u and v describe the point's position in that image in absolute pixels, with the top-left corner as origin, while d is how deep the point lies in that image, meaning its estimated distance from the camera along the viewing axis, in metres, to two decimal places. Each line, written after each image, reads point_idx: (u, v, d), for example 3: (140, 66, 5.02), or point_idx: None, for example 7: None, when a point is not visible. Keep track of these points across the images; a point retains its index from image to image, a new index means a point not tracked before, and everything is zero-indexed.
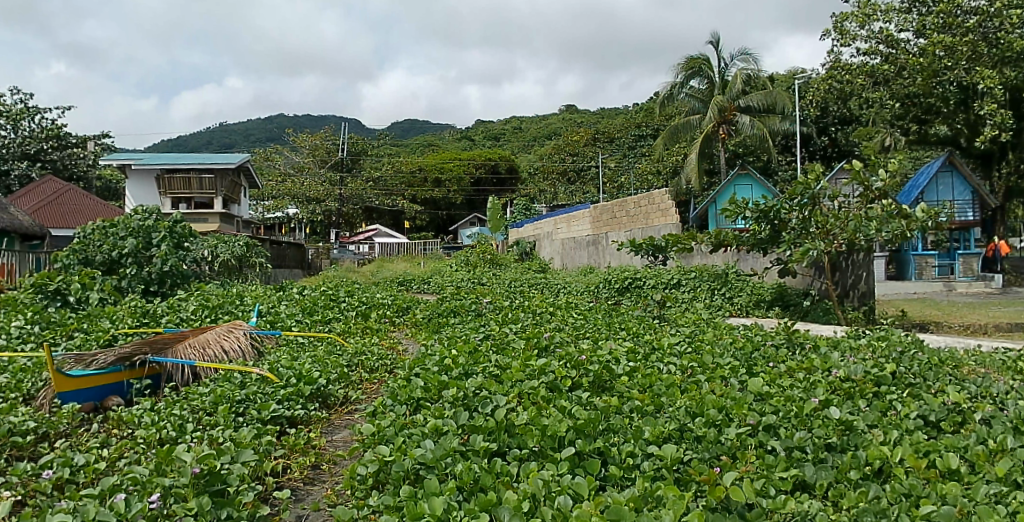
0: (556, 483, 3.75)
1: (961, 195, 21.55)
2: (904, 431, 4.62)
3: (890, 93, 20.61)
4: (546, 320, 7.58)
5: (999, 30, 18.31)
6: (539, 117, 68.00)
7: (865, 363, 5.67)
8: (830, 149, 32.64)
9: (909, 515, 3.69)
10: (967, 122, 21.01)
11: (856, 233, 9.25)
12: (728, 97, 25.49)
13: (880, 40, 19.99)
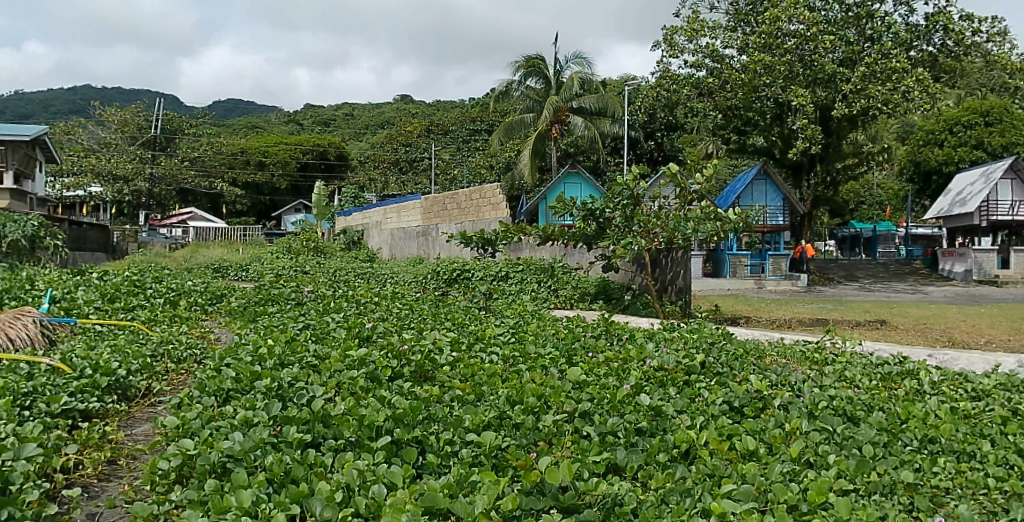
0: (372, 472, 3.72)
1: (773, 202, 23.29)
2: (710, 416, 4.99)
3: (714, 104, 22.30)
4: (371, 310, 7.53)
5: (813, 53, 20.38)
6: (372, 105, 69.10)
7: (678, 353, 6.02)
8: (656, 153, 34.73)
9: (711, 494, 4.07)
10: (781, 135, 22.24)
11: (675, 232, 9.90)
12: (562, 97, 26.35)
13: (706, 54, 21.55)
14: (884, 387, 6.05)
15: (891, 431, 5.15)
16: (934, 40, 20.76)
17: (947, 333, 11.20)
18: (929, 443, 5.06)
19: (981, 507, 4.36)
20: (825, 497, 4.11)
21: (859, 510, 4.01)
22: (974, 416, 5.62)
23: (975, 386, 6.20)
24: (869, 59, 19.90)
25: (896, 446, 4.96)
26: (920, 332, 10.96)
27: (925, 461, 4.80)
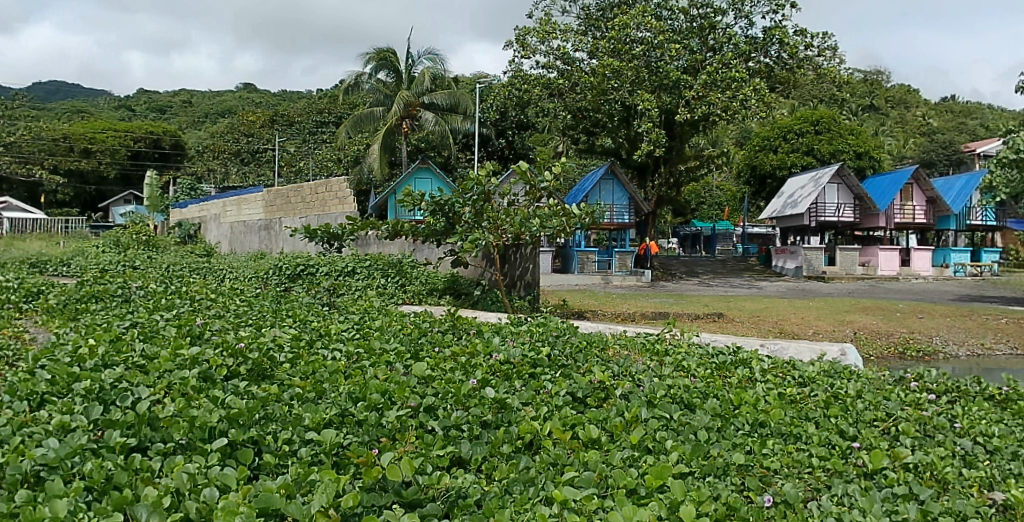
0: (203, 475, 3.57)
1: (620, 200, 25.92)
2: (554, 407, 5.19)
3: (563, 105, 23.16)
4: (207, 307, 7.21)
5: (659, 60, 21.49)
6: (212, 94, 66.74)
7: (524, 346, 6.21)
8: (507, 151, 35.65)
9: (554, 482, 4.25)
10: (627, 137, 23.86)
11: (522, 228, 10.25)
12: (412, 92, 27.84)
13: (557, 56, 22.30)
14: (719, 376, 6.48)
15: (724, 417, 5.52)
16: (770, 52, 22.36)
17: (778, 325, 12.19)
18: (760, 427, 5.48)
19: (803, 484, 4.80)
20: (661, 480, 4.38)
21: (692, 491, 4.31)
22: (800, 401, 6.12)
23: (801, 372, 6.74)
24: (711, 68, 21.25)
25: (729, 430, 5.34)
26: (753, 324, 11.87)
27: (755, 444, 5.22)
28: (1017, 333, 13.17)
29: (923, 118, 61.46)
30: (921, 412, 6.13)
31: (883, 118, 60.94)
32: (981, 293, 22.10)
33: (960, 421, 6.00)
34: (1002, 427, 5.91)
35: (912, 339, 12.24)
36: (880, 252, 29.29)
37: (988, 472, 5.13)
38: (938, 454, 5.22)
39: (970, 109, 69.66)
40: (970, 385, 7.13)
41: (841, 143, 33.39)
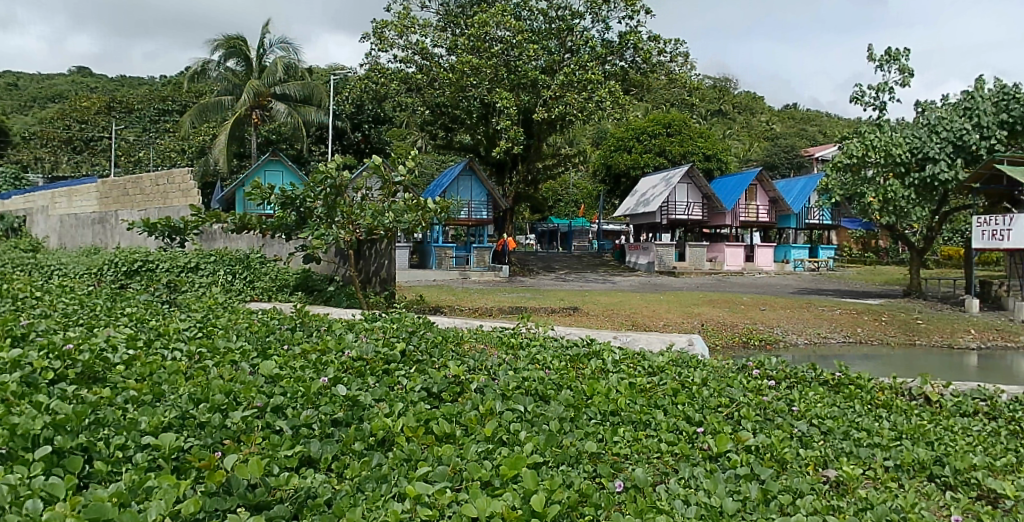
0: (25, 486, 3.29)
1: (478, 196, 26.39)
2: (408, 403, 5.21)
3: (421, 100, 23.22)
4: (28, 306, 6.65)
5: (517, 59, 21.94)
6: (39, 76, 61.94)
7: (378, 342, 6.20)
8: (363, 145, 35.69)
9: (407, 477, 4.28)
10: (486, 134, 24.17)
11: (375, 222, 10.38)
12: (265, 82, 27.82)
13: (416, 51, 22.67)
14: (573, 367, 6.67)
15: (577, 407, 5.69)
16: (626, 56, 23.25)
17: (630, 317, 12.75)
18: (612, 415, 5.69)
19: (652, 468, 5.09)
20: (515, 471, 4.48)
21: (543, 481, 4.45)
22: (650, 389, 6.39)
23: (651, 363, 7.03)
24: (568, 69, 21.99)
25: (582, 419, 5.51)
26: (607, 317, 12.35)
27: (608, 431, 5.43)
28: (847, 323, 14.37)
29: (767, 124, 66.19)
30: (762, 397, 6.57)
31: (732, 123, 65.12)
32: (817, 286, 24.06)
33: (796, 405, 6.46)
34: (834, 409, 6.43)
35: (755, 330, 13.11)
36: (727, 249, 31.15)
37: (821, 452, 5.60)
38: (778, 436, 5.65)
39: (808, 116, 75.70)
40: (807, 370, 7.68)
41: (692, 145, 35.30)
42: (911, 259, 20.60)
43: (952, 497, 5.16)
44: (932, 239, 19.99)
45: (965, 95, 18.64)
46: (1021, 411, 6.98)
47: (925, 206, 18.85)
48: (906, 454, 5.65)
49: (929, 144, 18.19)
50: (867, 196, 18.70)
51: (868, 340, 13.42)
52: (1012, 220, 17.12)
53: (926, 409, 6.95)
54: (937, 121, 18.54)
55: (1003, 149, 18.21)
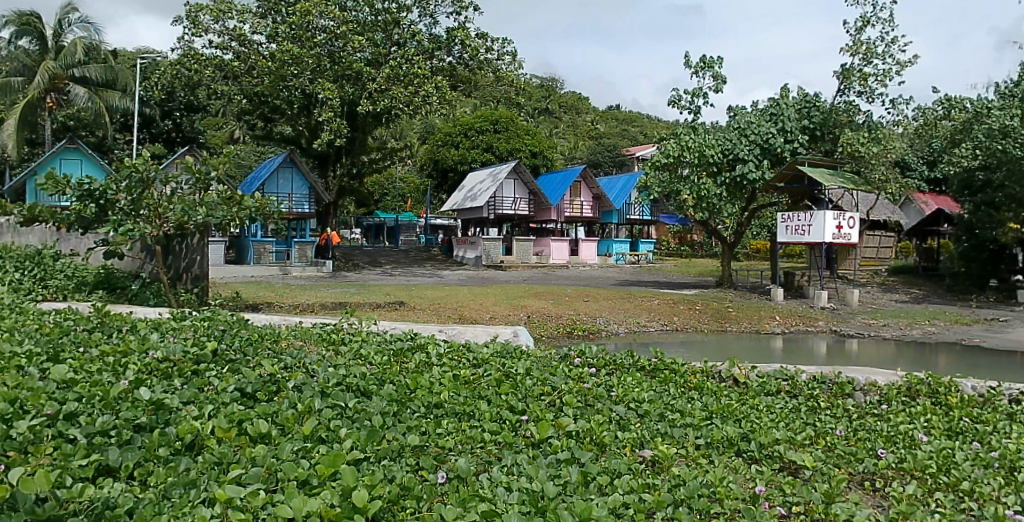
0: None
1: (299, 190, 26.63)
2: (219, 405, 5.03)
3: (239, 88, 24.96)
4: None
5: (341, 50, 23.78)
6: None
7: (185, 342, 5.98)
8: (174, 134, 34.32)
9: (218, 481, 4.11)
10: (308, 125, 26.38)
11: (185, 218, 10.42)
12: (62, 63, 26.90)
13: (234, 37, 23.93)
14: (397, 362, 6.68)
15: (400, 401, 5.68)
16: (454, 52, 25.59)
17: (457, 312, 13.13)
18: (435, 408, 5.72)
19: (475, 458, 5.15)
20: (333, 469, 4.40)
21: (363, 477, 4.39)
22: (473, 381, 6.48)
23: (476, 355, 7.12)
24: (394, 63, 23.77)
25: (405, 413, 5.50)
26: (434, 312, 12.76)
27: (431, 424, 5.43)
28: (666, 311, 15.52)
29: (591, 124, 71.43)
30: (583, 384, 6.83)
31: (558, 121, 69.66)
32: (638, 278, 25.80)
33: (615, 390, 6.75)
34: (650, 393, 6.78)
35: (579, 320, 13.84)
36: (553, 243, 32.97)
37: (637, 433, 5.86)
38: (597, 420, 5.86)
39: (631, 118, 81.55)
40: (627, 358, 8.05)
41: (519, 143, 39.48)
42: (722, 252, 22.24)
43: (756, 470, 5.59)
44: (741, 234, 21.75)
45: (772, 102, 21.04)
46: (815, 389, 7.73)
47: (734, 203, 20.75)
48: (715, 432, 6.03)
49: (739, 146, 20.21)
50: (683, 193, 20.14)
51: (685, 327, 14.48)
52: (811, 216, 18.84)
53: (734, 390, 7.49)
54: (747, 126, 20.70)
55: (804, 152, 20.63)
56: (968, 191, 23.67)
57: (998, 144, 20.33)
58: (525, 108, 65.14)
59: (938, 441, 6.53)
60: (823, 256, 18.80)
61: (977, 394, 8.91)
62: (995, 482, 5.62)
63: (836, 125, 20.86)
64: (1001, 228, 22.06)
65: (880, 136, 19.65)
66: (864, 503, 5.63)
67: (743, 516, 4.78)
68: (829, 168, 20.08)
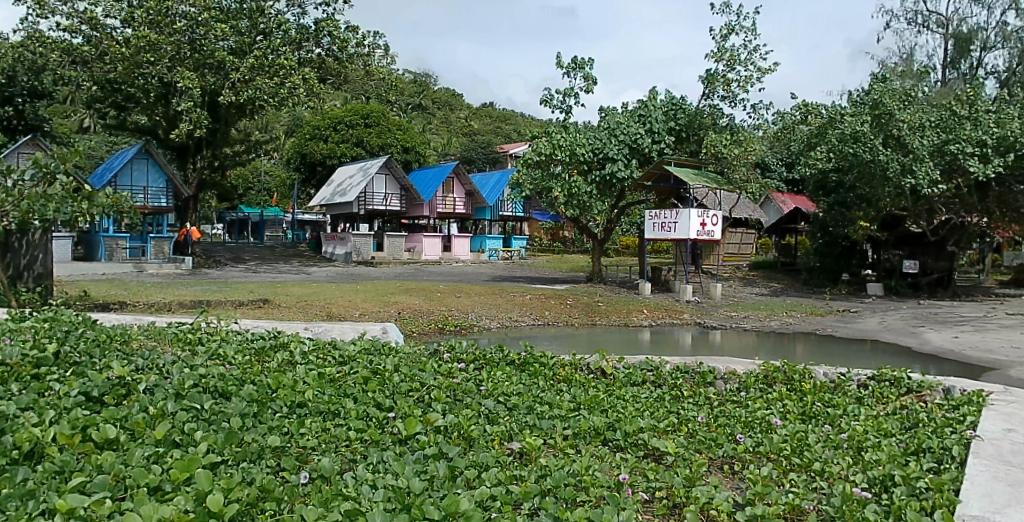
0: None
1: (155, 183, 27.60)
2: (62, 410, 4.79)
3: (88, 74, 24.25)
4: None
5: (202, 38, 23.84)
6: None
7: (25, 345, 5.72)
8: (15, 121, 31.77)
9: (59, 490, 3.86)
10: (165, 115, 25.82)
11: (30, 213, 9.86)
12: None
13: (83, 21, 23.59)
14: (258, 361, 6.65)
15: (261, 401, 5.59)
16: (323, 44, 26.46)
17: (326, 308, 14.21)
18: (297, 407, 5.64)
19: (340, 457, 5.08)
20: (188, 473, 4.22)
21: (220, 481, 4.24)
22: (339, 379, 6.44)
23: (342, 353, 7.12)
24: (259, 53, 24.23)
25: (266, 414, 5.40)
26: (303, 309, 13.94)
27: (293, 424, 5.34)
28: (534, 306, 16.43)
29: (465, 120, 73.65)
30: (452, 379, 6.89)
31: (430, 118, 71.16)
32: (510, 274, 26.51)
33: (484, 384, 6.87)
34: (519, 386, 6.92)
35: (450, 316, 14.75)
36: (425, 239, 36.33)
37: (506, 426, 5.94)
38: (466, 415, 5.90)
39: (504, 115, 83.91)
40: (497, 353, 8.26)
41: (390, 137, 42.84)
42: (592, 248, 23.42)
43: (622, 457, 5.74)
44: (610, 230, 23.49)
45: (642, 104, 22.56)
46: (679, 379, 8.14)
47: (605, 201, 22.26)
48: (582, 422, 6.18)
49: (609, 146, 21.67)
50: (555, 190, 21.34)
51: (555, 321, 15.56)
52: (677, 214, 19.75)
53: (601, 381, 7.78)
54: (616, 126, 22.18)
55: (671, 152, 22.13)
56: (822, 191, 25.58)
57: (849, 148, 21.96)
58: (398, 103, 65.67)
59: (791, 424, 6.96)
60: (688, 251, 19.73)
61: (827, 380, 9.72)
62: (842, 461, 5.99)
63: (700, 127, 22.62)
64: (852, 226, 24.08)
65: (742, 139, 21.45)
66: (723, 485, 5.90)
67: (607, 502, 4.88)
68: (694, 168, 22.09)
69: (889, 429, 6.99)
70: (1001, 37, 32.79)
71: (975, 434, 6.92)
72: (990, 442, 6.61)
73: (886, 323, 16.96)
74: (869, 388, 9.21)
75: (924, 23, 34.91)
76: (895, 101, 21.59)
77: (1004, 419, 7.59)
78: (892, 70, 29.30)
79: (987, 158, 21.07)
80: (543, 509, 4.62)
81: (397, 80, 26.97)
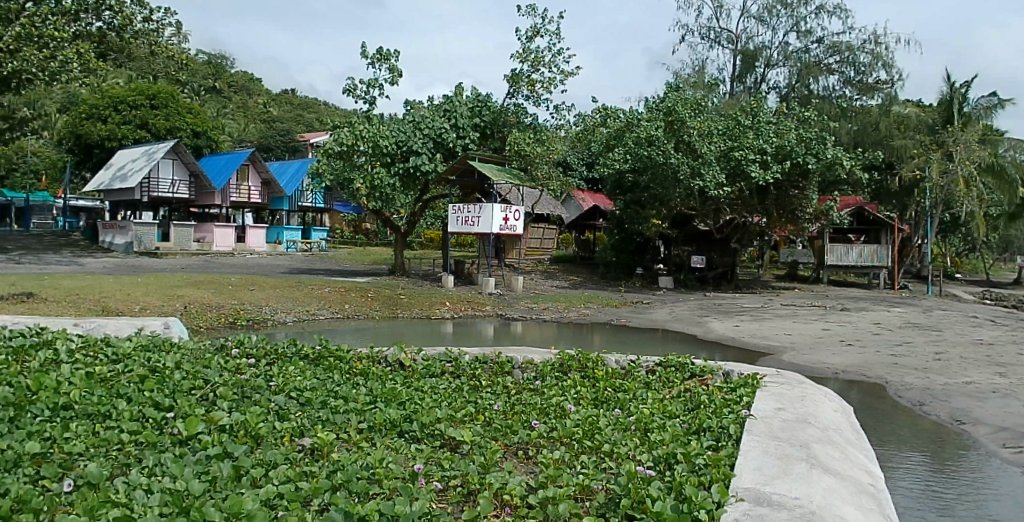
0: None
1: None
2: None
3: None
4: None
5: None
6: None
7: None
8: None
9: None
10: None
11: None
12: None
13: None
14: (17, 362, 6.24)
15: (18, 406, 5.20)
16: (104, 17, 24.31)
17: (101, 302, 13.27)
18: (62, 411, 5.29)
19: (110, 462, 4.76)
20: None
21: None
22: (112, 379, 6.19)
23: (116, 349, 6.90)
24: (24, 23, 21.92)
25: (24, 419, 5.01)
26: (72, 303, 12.89)
27: (56, 429, 4.96)
28: (334, 298, 16.36)
29: (263, 106, 71.34)
30: (239, 376, 6.90)
31: (226, 102, 68.12)
32: (309, 267, 25.86)
33: (275, 380, 6.86)
34: (313, 381, 6.92)
35: (243, 310, 14.37)
36: (216, 230, 34.95)
37: (297, 422, 5.84)
38: (254, 412, 5.76)
39: (305, 103, 81.57)
40: (290, 347, 8.45)
41: (178, 120, 40.57)
42: (395, 241, 23.62)
43: (417, 449, 5.77)
44: (413, 224, 23.69)
45: (448, 99, 23.28)
46: (477, 369, 8.52)
47: (407, 193, 22.87)
48: (378, 415, 6.20)
49: (412, 139, 22.44)
50: (356, 182, 21.70)
51: (355, 314, 15.55)
52: (480, 209, 20.29)
53: (399, 373, 7.99)
54: (420, 120, 22.90)
55: (475, 148, 23.11)
56: (619, 190, 27.06)
57: (645, 152, 24.00)
58: (190, 84, 61.64)
59: (583, 410, 7.37)
60: (490, 245, 20.41)
61: (619, 367, 10.47)
62: (630, 442, 6.37)
63: (504, 124, 23.75)
64: (645, 223, 25.58)
65: (543, 139, 22.80)
66: (517, 470, 6.08)
67: (399, 493, 4.81)
68: (498, 164, 22.99)
69: (674, 411, 7.60)
70: (781, 57, 36.61)
71: (748, 413, 7.70)
72: (761, 421, 7.40)
73: (675, 314, 18.48)
74: (657, 373, 9.98)
75: (716, 38, 38.22)
76: (686, 110, 23.89)
77: (773, 399, 8.54)
78: (687, 80, 31.86)
79: (767, 165, 23.48)
80: (333, 503, 4.50)
81: (189, 60, 25.56)
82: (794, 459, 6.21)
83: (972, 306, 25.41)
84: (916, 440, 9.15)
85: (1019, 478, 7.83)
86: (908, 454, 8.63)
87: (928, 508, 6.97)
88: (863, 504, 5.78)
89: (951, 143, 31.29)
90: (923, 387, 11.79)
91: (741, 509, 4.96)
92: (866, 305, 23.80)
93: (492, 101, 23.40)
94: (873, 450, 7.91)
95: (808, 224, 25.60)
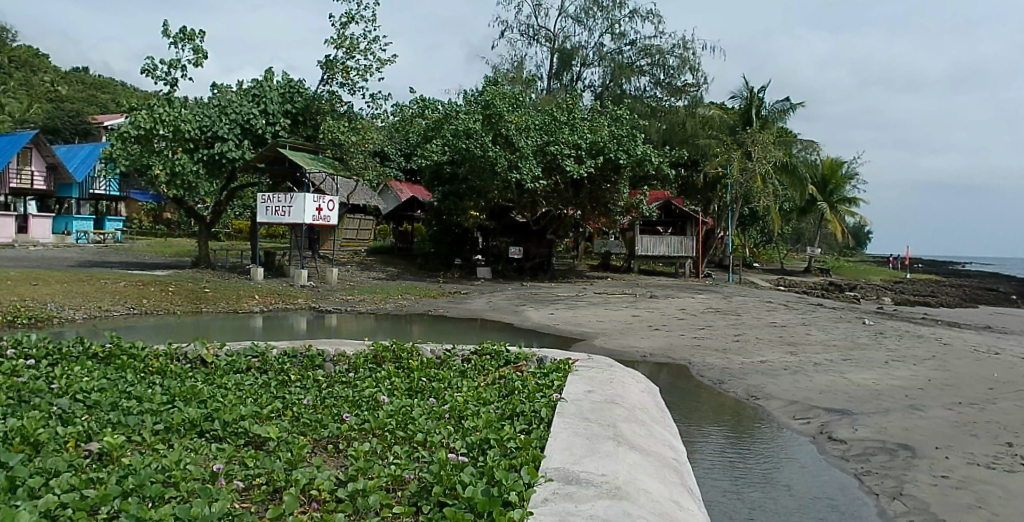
0: None
1: None
2: None
3: None
4: None
5: None
6: None
7: None
8: None
9: None
10: None
11: None
12: None
13: None
14: None
15: None
16: None
17: None
18: None
19: None
20: None
21: None
22: None
23: None
24: None
25: None
26: None
27: None
28: (130, 293, 15.29)
29: (50, 85, 64.62)
30: (14, 379, 6.40)
31: (2, 78, 60.97)
32: (101, 260, 23.81)
33: (57, 383, 6.42)
34: (102, 383, 6.52)
35: (21, 307, 13.06)
36: None
37: (82, 426, 5.51)
38: (32, 417, 5.39)
39: (99, 82, 74.57)
40: (75, 347, 7.89)
41: None
42: (200, 231, 22.33)
43: (218, 448, 5.61)
44: (218, 213, 22.49)
45: (256, 83, 22.40)
46: (285, 363, 8.45)
47: (213, 180, 21.71)
48: (176, 415, 5.98)
49: (217, 124, 21.33)
50: (155, 167, 20.35)
51: (154, 310, 14.61)
52: (291, 199, 19.77)
53: (200, 370, 7.73)
54: (227, 104, 21.79)
55: (286, 135, 22.39)
56: (437, 181, 27.30)
57: (464, 144, 24.39)
58: None
59: (396, 400, 7.47)
60: (302, 236, 19.91)
61: (434, 356, 10.70)
62: (442, 430, 6.56)
63: (318, 112, 23.19)
64: (463, 215, 26.21)
65: (359, 128, 22.60)
66: (327, 464, 6.06)
67: (197, 495, 4.67)
68: (312, 152, 22.37)
69: (488, 398, 7.92)
70: (596, 57, 38.50)
71: (559, 396, 8.18)
72: (571, 404, 7.91)
73: (494, 303, 19.04)
74: (472, 361, 10.30)
75: (535, 36, 39.60)
76: (503, 105, 24.48)
77: (583, 382, 9.12)
78: (505, 75, 32.70)
79: (582, 160, 24.70)
80: (123, 510, 4.31)
81: None
82: (601, 438, 6.73)
83: (767, 293, 28.29)
84: (715, 415, 10.16)
85: (806, 446, 8.96)
86: (709, 428, 9.58)
87: (726, 477, 7.79)
88: (665, 478, 6.39)
89: (749, 144, 34.44)
90: (723, 367, 13.06)
91: (550, 488, 5.33)
92: (673, 293, 25.76)
93: (303, 88, 22.82)
94: (674, 426, 8.71)
95: (620, 217, 27.22)
